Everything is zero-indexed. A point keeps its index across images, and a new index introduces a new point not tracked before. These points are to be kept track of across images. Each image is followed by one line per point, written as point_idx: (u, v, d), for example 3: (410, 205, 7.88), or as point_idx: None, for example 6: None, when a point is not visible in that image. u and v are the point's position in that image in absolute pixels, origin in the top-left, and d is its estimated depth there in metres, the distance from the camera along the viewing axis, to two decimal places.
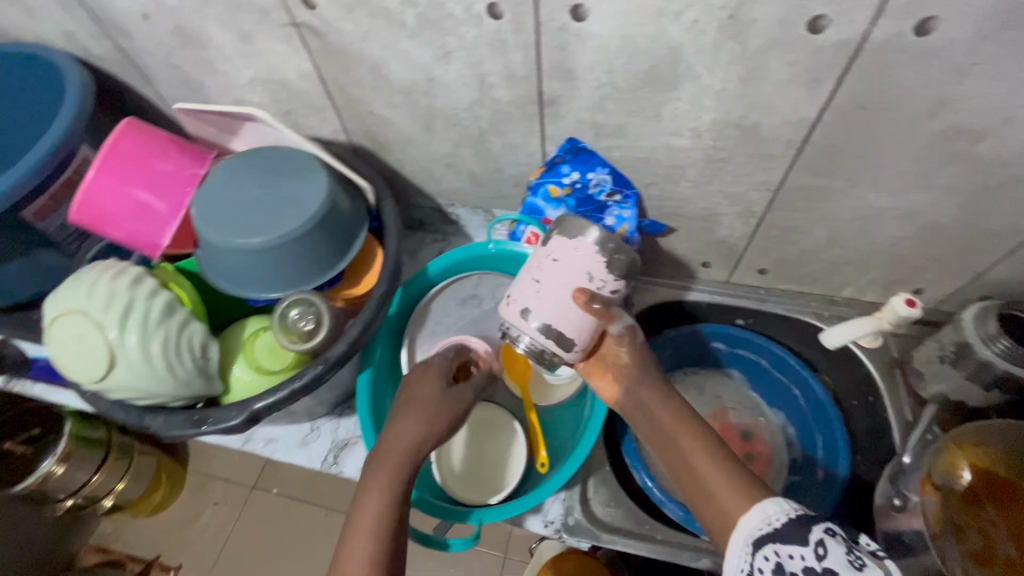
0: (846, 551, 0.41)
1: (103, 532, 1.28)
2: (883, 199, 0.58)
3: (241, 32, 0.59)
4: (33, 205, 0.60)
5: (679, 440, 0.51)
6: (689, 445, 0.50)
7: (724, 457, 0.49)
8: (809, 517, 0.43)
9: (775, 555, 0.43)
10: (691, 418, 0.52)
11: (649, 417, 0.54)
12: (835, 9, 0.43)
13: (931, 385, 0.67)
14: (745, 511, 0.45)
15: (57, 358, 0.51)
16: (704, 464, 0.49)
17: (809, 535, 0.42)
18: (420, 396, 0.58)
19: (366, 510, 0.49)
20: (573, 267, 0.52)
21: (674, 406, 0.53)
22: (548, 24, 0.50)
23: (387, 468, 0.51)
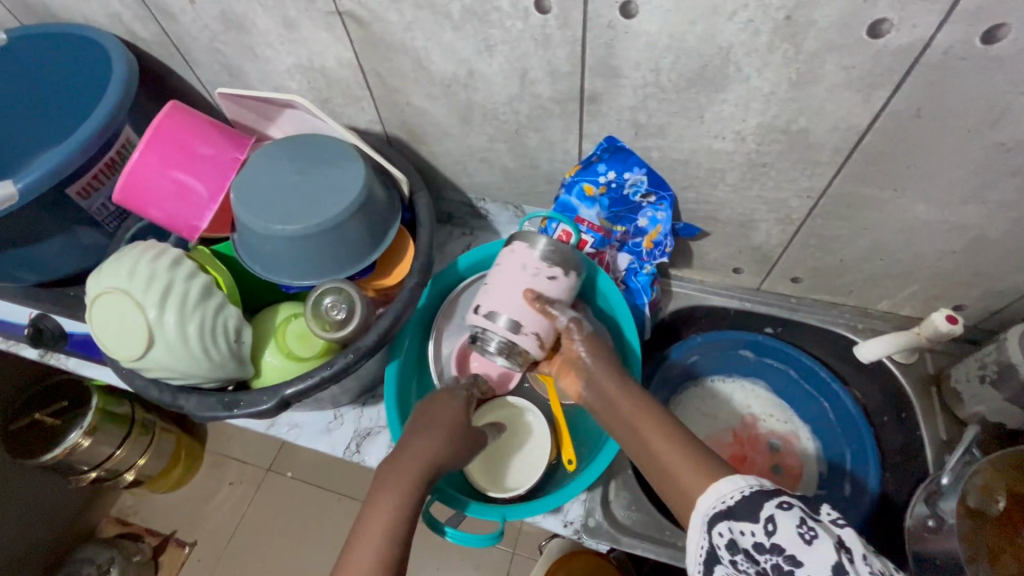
0: (798, 523, 0.40)
1: (123, 504, 1.31)
2: (930, 211, 0.57)
3: (285, 19, 0.59)
4: (76, 183, 0.61)
5: (639, 429, 0.50)
6: (652, 437, 0.49)
7: (683, 440, 0.48)
8: (763, 490, 0.42)
9: (729, 532, 0.42)
10: (652, 407, 0.51)
11: (612, 408, 0.54)
12: (898, 13, 0.42)
13: (969, 404, 0.65)
14: (705, 491, 0.44)
15: (99, 335, 0.52)
16: (665, 451, 0.48)
17: (760, 512, 0.41)
18: (443, 416, 0.57)
19: (376, 515, 0.48)
20: (511, 264, 0.60)
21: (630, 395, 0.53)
22: (596, 20, 0.49)
23: (397, 485, 0.49)
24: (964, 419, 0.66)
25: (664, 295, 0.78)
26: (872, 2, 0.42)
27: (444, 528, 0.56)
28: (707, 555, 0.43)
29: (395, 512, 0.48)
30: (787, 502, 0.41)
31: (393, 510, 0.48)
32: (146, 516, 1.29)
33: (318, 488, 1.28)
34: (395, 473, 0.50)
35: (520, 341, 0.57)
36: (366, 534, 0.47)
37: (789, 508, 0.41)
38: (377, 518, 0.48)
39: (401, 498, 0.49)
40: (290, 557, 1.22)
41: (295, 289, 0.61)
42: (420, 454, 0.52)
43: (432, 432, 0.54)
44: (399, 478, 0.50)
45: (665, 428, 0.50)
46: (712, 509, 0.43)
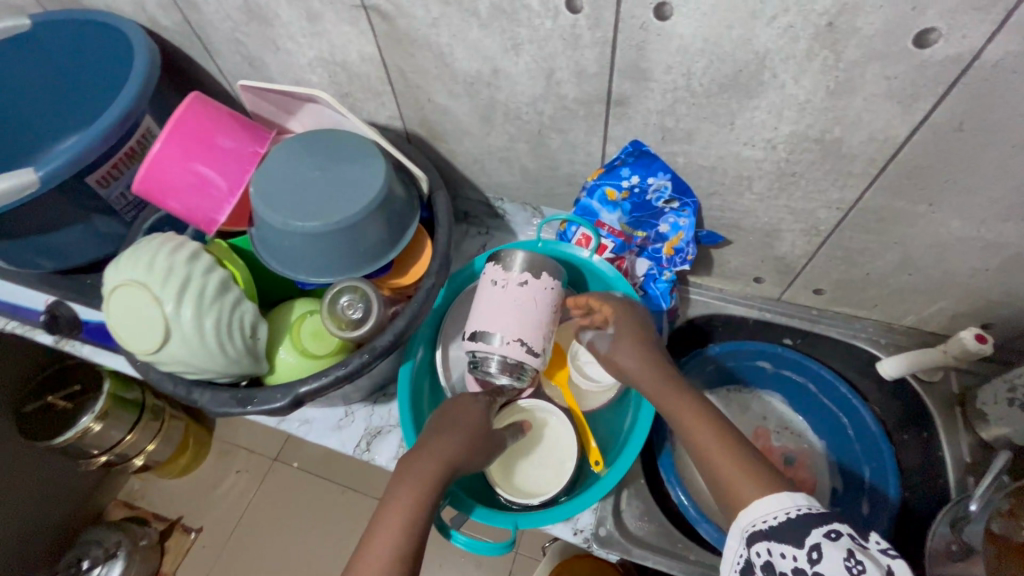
0: (844, 556, 0.39)
1: (131, 488, 1.32)
2: (965, 227, 0.55)
3: (309, 11, 0.58)
4: (95, 172, 0.61)
5: (681, 416, 0.51)
6: (702, 436, 0.49)
7: (729, 432, 0.49)
8: (809, 516, 0.42)
9: (767, 552, 0.42)
10: (699, 405, 0.51)
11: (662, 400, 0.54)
12: (947, 23, 0.40)
13: (994, 426, 0.63)
14: (756, 500, 0.44)
15: (116, 327, 0.52)
16: (717, 450, 0.48)
17: (805, 539, 0.41)
18: (463, 419, 0.57)
19: (392, 514, 0.47)
20: (486, 286, 0.61)
21: (678, 384, 0.54)
22: (628, 21, 0.48)
23: (414, 482, 0.49)
24: (989, 441, 0.64)
25: (681, 302, 0.77)
26: (921, 11, 0.40)
27: (454, 533, 0.56)
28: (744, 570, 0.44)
29: (413, 510, 0.48)
30: (835, 532, 0.41)
31: (410, 507, 0.48)
32: (153, 502, 1.30)
33: (324, 480, 1.28)
34: (413, 472, 0.50)
35: (505, 353, 0.58)
36: (383, 529, 0.47)
37: (836, 539, 0.40)
38: (394, 516, 0.47)
39: (418, 499, 0.48)
40: (295, 548, 1.22)
41: (312, 285, 0.61)
42: (437, 455, 0.52)
43: (450, 434, 0.54)
44: (418, 477, 0.49)
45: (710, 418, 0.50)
46: (751, 528, 0.43)
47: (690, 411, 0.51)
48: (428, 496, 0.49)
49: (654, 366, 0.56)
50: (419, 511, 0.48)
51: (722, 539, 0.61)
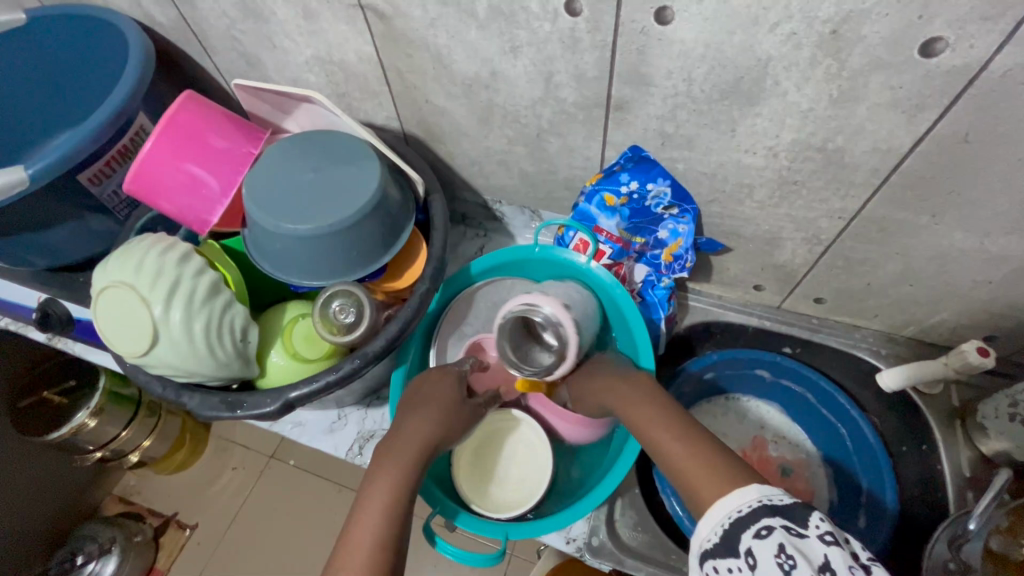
0: (775, 551, 0.38)
1: (126, 484, 1.32)
2: (969, 240, 0.54)
3: (306, 10, 0.57)
4: (87, 170, 0.60)
5: (639, 412, 0.53)
6: (673, 442, 0.48)
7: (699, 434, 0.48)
8: (740, 520, 0.40)
9: (716, 572, 0.41)
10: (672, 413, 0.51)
11: (636, 407, 0.54)
12: (955, 32, 0.39)
13: (993, 440, 0.62)
14: (715, 501, 0.42)
15: (103, 330, 0.51)
16: (687, 454, 0.47)
17: (739, 546, 0.40)
18: (432, 395, 0.58)
19: (376, 491, 0.47)
20: (581, 299, 0.64)
21: (629, 381, 0.57)
22: (628, 25, 0.47)
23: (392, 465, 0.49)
24: (989, 456, 0.63)
25: (679, 308, 0.77)
26: (929, 20, 0.39)
27: (436, 537, 0.56)
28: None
29: (397, 485, 0.48)
30: (765, 529, 0.39)
31: (394, 479, 0.48)
32: (148, 498, 1.30)
33: (319, 478, 1.28)
34: (393, 453, 0.51)
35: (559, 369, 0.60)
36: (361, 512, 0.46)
37: (766, 536, 0.39)
38: (379, 493, 0.47)
39: (402, 473, 0.49)
40: (289, 548, 1.22)
41: (305, 288, 0.60)
42: (418, 432, 0.53)
43: (425, 412, 0.55)
44: (395, 455, 0.50)
45: (655, 404, 0.53)
46: (699, 548, 0.42)
47: (636, 407, 0.54)
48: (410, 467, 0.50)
49: (608, 372, 0.60)
50: (396, 493, 0.47)
51: None
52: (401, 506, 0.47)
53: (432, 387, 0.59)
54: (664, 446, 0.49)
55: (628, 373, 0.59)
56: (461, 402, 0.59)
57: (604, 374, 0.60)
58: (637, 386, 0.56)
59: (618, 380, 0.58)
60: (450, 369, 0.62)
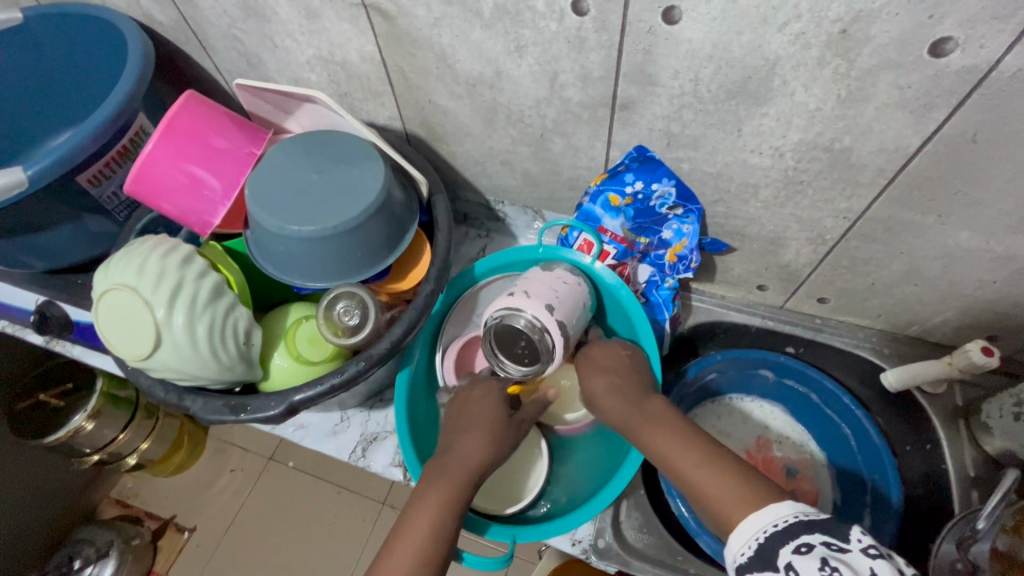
0: (818, 565, 0.39)
1: (124, 486, 1.31)
2: (975, 240, 0.54)
3: (308, 9, 0.56)
4: (87, 171, 0.60)
5: (658, 440, 0.52)
6: (701, 471, 0.48)
7: (729, 465, 0.47)
8: (776, 535, 0.42)
9: None
10: (698, 438, 0.51)
11: (660, 433, 0.52)
12: (965, 32, 0.39)
13: (998, 440, 0.62)
14: (745, 519, 0.44)
15: (106, 333, 0.51)
16: (715, 484, 0.47)
17: (778, 560, 0.41)
18: (481, 417, 0.57)
19: (416, 520, 0.49)
20: (546, 283, 0.61)
21: (649, 403, 0.56)
22: (635, 24, 0.47)
23: (437, 495, 0.50)
24: (994, 456, 0.63)
25: (683, 309, 0.77)
26: (939, 20, 0.39)
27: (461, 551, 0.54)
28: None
29: (438, 514, 0.49)
30: (806, 545, 0.40)
31: (437, 504, 0.50)
32: (146, 501, 1.29)
33: (320, 479, 1.27)
34: (440, 478, 0.52)
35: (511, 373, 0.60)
36: (406, 538, 0.48)
37: (807, 552, 0.40)
38: (421, 522, 0.49)
39: (440, 503, 0.50)
40: (289, 550, 1.21)
41: (307, 290, 0.59)
42: (460, 456, 0.54)
43: (475, 433, 0.56)
44: (443, 484, 0.51)
45: (678, 429, 0.52)
46: (734, 563, 0.43)
47: (658, 431, 0.52)
48: (455, 496, 0.51)
49: (622, 393, 0.58)
50: (442, 524, 0.49)
51: (720, 554, 0.59)
52: (443, 536, 0.49)
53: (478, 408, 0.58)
54: (690, 472, 0.48)
55: (642, 394, 0.57)
56: (508, 422, 0.58)
57: (622, 389, 0.58)
58: (659, 408, 0.55)
59: (637, 399, 0.56)
60: (493, 388, 0.61)
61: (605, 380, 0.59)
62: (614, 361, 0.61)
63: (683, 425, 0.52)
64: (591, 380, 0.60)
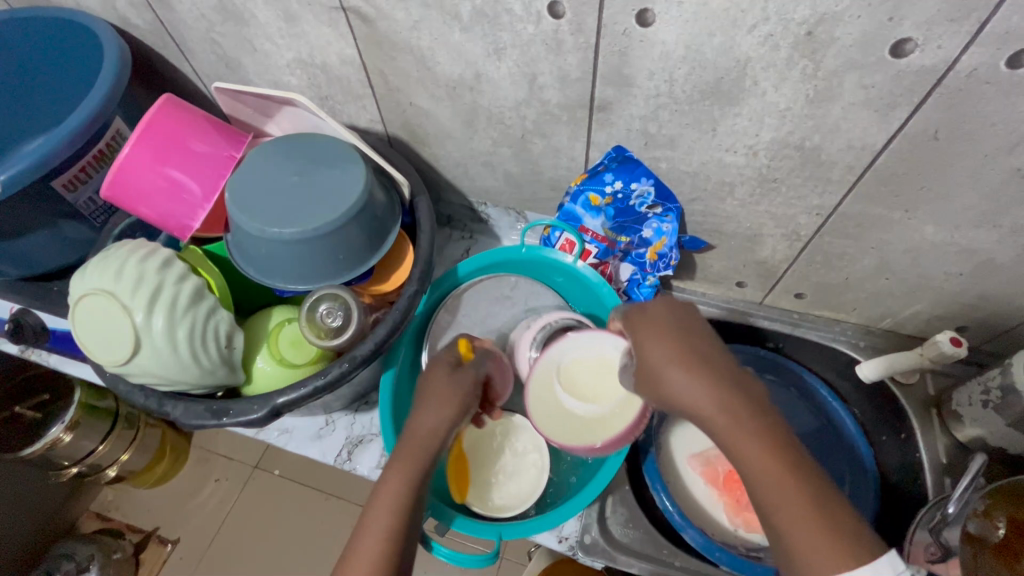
0: None
1: (104, 499, 1.28)
2: (940, 233, 0.56)
3: (286, 12, 0.57)
4: (62, 176, 0.59)
5: (750, 447, 0.41)
6: (792, 501, 0.39)
7: (829, 506, 0.39)
8: None
9: None
10: (799, 461, 0.40)
11: (752, 440, 0.41)
12: (924, 33, 0.41)
13: (967, 427, 0.64)
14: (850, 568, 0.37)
15: (82, 339, 0.50)
16: (805, 522, 0.38)
17: None
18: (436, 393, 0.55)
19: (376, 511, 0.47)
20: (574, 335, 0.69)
21: (745, 395, 0.42)
22: (611, 27, 0.48)
23: (397, 474, 0.49)
24: (965, 442, 0.65)
25: None
26: (898, 21, 0.41)
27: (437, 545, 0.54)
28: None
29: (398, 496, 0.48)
30: None
31: (400, 483, 0.48)
32: (127, 513, 1.26)
33: (305, 487, 1.26)
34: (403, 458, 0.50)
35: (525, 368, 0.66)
36: (368, 533, 0.46)
37: None
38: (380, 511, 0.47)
39: (401, 478, 0.49)
40: (275, 559, 1.19)
41: (290, 293, 0.59)
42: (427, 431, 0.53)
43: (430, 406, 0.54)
44: (405, 466, 0.49)
45: (777, 445, 0.40)
46: None
47: (759, 445, 0.40)
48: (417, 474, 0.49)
49: (712, 371, 0.43)
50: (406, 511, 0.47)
51: (706, 545, 0.62)
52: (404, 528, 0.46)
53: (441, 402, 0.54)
54: (779, 506, 0.39)
55: (734, 378, 0.43)
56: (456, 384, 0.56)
57: (710, 372, 0.43)
58: (755, 406, 0.42)
59: (726, 386, 0.42)
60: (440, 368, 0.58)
61: (691, 357, 0.44)
62: (694, 328, 0.46)
63: (785, 437, 0.41)
64: (668, 350, 0.44)
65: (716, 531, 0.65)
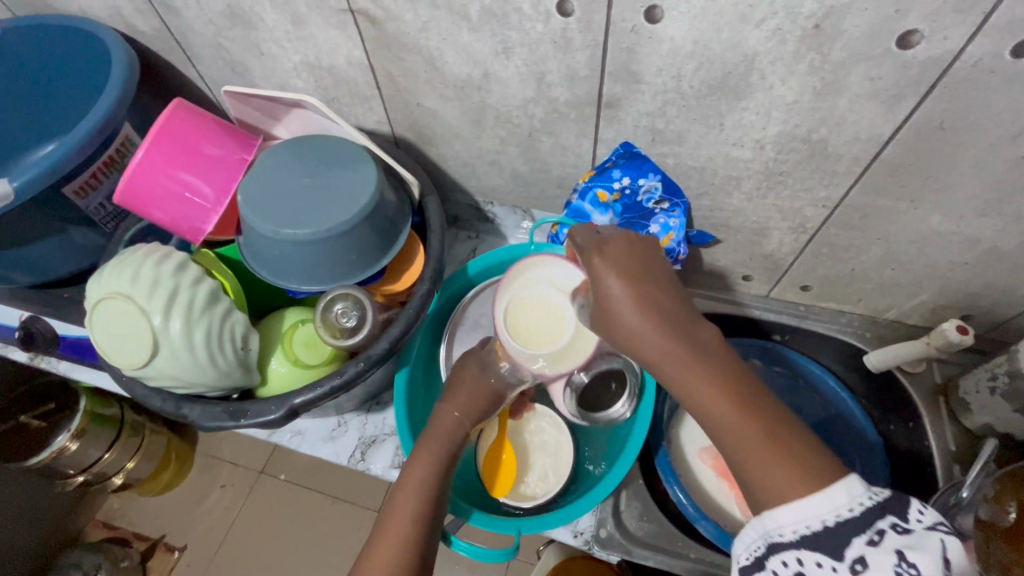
0: (896, 560, 0.36)
1: (110, 508, 1.28)
2: (945, 223, 0.56)
3: (294, 15, 0.57)
4: (73, 183, 0.59)
5: (698, 381, 0.41)
6: (745, 433, 0.40)
7: (784, 436, 0.39)
8: (852, 521, 0.37)
9: (797, 563, 0.38)
10: (747, 393, 0.41)
11: (697, 374, 0.41)
12: (929, 25, 0.41)
13: (975, 414, 0.65)
14: (806, 496, 0.38)
15: (99, 342, 0.50)
16: (759, 453, 0.39)
17: (847, 552, 0.37)
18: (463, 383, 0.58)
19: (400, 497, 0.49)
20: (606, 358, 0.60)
21: (690, 332, 0.43)
22: (619, 24, 0.48)
23: (423, 461, 0.52)
24: (973, 430, 0.66)
25: None
26: (904, 14, 0.41)
27: (449, 535, 0.55)
28: (757, 566, 0.40)
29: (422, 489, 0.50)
30: (878, 534, 0.37)
31: (426, 473, 0.51)
32: (134, 521, 1.26)
33: (311, 491, 1.26)
34: (427, 446, 0.53)
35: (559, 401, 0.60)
36: (391, 517, 0.48)
37: (879, 543, 0.36)
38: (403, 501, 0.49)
39: (427, 466, 0.51)
40: (284, 563, 1.19)
41: (303, 293, 0.59)
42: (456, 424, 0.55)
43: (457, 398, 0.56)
44: (426, 460, 0.51)
45: (723, 377, 0.41)
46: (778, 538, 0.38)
47: (702, 371, 0.42)
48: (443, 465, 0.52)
49: (656, 307, 0.44)
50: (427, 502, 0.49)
51: (720, 536, 0.62)
52: (429, 522, 0.49)
53: (467, 398, 0.57)
54: (733, 439, 0.40)
55: (680, 316, 0.44)
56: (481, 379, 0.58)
57: (655, 309, 0.44)
58: (701, 343, 0.43)
59: (670, 322, 0.43)
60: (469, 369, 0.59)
61: (637, 288, 0.44)
62: (643, 262, 0.46)
63: (731, 371, 0.42)
64: (615, 283, 0.45)
65: (729, 524, 0.66)
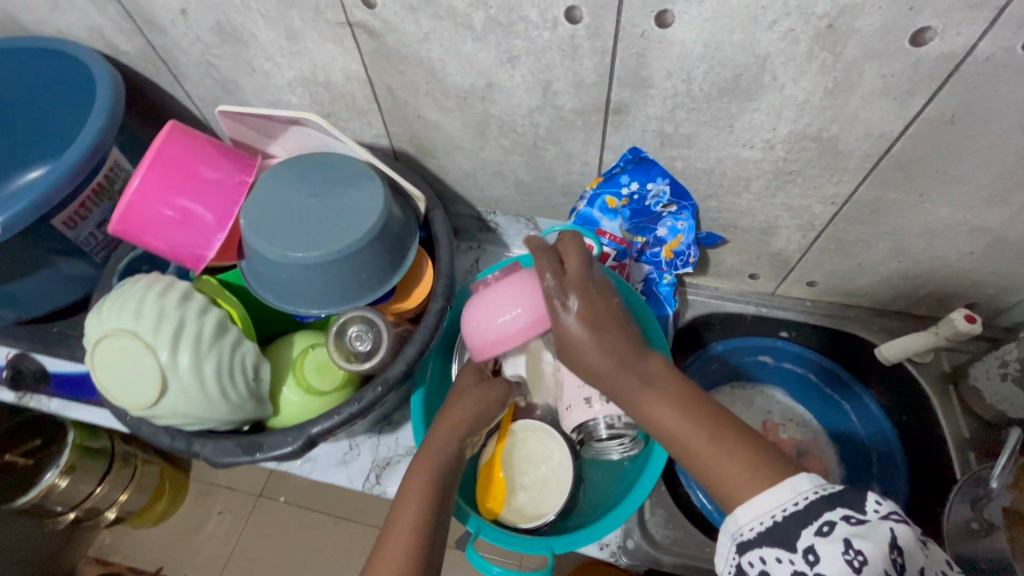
0: (841, 550, 0.35)
1: (103, 543, 1.23)
2: (954, 215, 0.57)
3: (289, 30, 0.55)
4: (61, 213, 0.56)
5: (659, 414, 0.42)
6: (711, 458, 0.40)
7: (753, 461, 0.39)
8: (798, 514, 0.37)
9: (761, 561, 0.38)
10: (712, 422, 0.41)
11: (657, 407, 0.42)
12: (943, 21, 0.41)
13: (987, 401, 0.65)
14: (760, 495, 0.38)
15: (100, 378, 0.48)
16: (729, 477, 0.39)
17: (798, 542, 0.37)
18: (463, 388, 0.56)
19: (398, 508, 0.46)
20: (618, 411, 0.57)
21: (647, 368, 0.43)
22: (628, 30, 0.48)
23: (422, 467, 0.49)
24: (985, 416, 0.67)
25: (681, 304, 0.79)
26: (918, 11, 0.41)
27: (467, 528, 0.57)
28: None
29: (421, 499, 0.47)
30: (827, 525, 0.36)
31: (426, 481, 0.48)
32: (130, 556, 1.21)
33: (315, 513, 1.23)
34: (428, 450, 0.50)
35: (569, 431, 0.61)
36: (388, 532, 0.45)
37: (828, 533, 0.36)
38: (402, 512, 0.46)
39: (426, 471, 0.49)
40: None
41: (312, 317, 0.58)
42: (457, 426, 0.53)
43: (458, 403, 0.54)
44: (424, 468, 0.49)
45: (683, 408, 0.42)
46: (741, 537, 0.39)
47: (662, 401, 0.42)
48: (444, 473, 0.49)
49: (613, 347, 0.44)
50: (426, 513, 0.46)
51: None
52: (430, 534, 0.46)
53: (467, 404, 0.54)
54: (703, 466, 0.40)
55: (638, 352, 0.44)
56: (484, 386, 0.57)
57: (613, 345, 0.44)
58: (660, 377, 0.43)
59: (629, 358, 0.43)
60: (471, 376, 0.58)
61: (597, 320, 0.44)
62: (602, 298, 0.46)
63: (693, 401, 0.42)
64: (574, 322, 0.45)
65: None
